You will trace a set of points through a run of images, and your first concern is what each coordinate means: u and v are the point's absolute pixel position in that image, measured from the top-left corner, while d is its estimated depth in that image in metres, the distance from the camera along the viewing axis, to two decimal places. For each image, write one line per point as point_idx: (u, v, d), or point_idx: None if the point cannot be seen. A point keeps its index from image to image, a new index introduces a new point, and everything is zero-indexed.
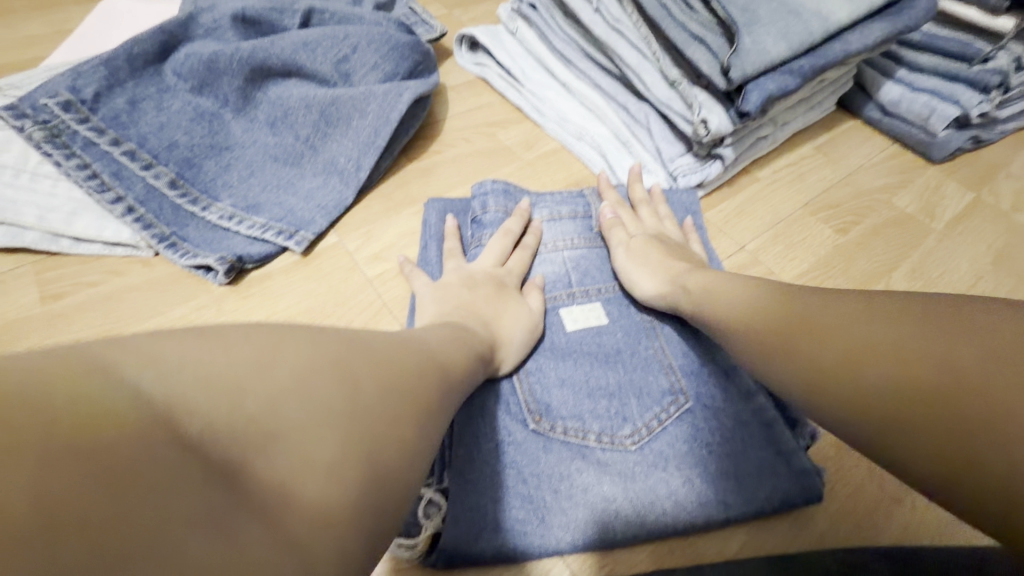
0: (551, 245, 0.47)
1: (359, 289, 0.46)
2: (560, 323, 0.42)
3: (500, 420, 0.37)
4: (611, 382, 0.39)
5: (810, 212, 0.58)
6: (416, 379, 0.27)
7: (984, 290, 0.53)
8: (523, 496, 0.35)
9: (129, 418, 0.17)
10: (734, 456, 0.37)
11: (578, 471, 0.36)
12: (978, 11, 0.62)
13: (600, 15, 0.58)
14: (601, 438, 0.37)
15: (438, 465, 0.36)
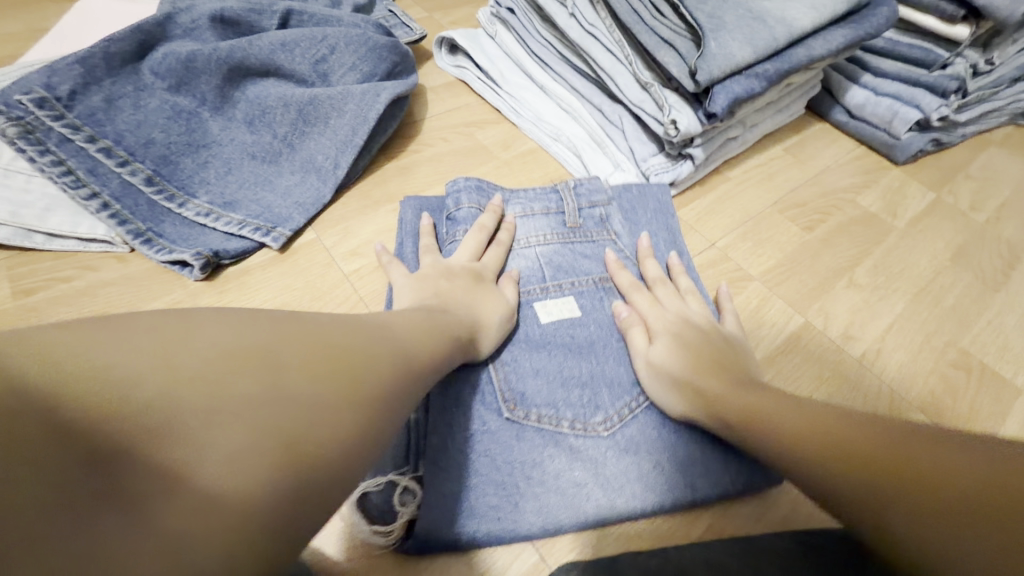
0: (524, 241, 0.48)
1: (335, 284, 0.46)
2: (534, 316, 0.43)
3: (476, 410, 0.38)
4: (583, 373, 0.40)
5: (778, 211, 0.60)
6: (372, 363, 0.28)
7: (942, 284, 0.55)
8: (497, 483, 0.35)
9: (85, 390, 0.19)
10: (701, 441, 0.38)
11: (551, 458, 0.36)
12: (937, 19, 0.63)
13: (575, 20, 0.60)
14: (575, 426, 0.38)
15: (414, 453, 0.37)
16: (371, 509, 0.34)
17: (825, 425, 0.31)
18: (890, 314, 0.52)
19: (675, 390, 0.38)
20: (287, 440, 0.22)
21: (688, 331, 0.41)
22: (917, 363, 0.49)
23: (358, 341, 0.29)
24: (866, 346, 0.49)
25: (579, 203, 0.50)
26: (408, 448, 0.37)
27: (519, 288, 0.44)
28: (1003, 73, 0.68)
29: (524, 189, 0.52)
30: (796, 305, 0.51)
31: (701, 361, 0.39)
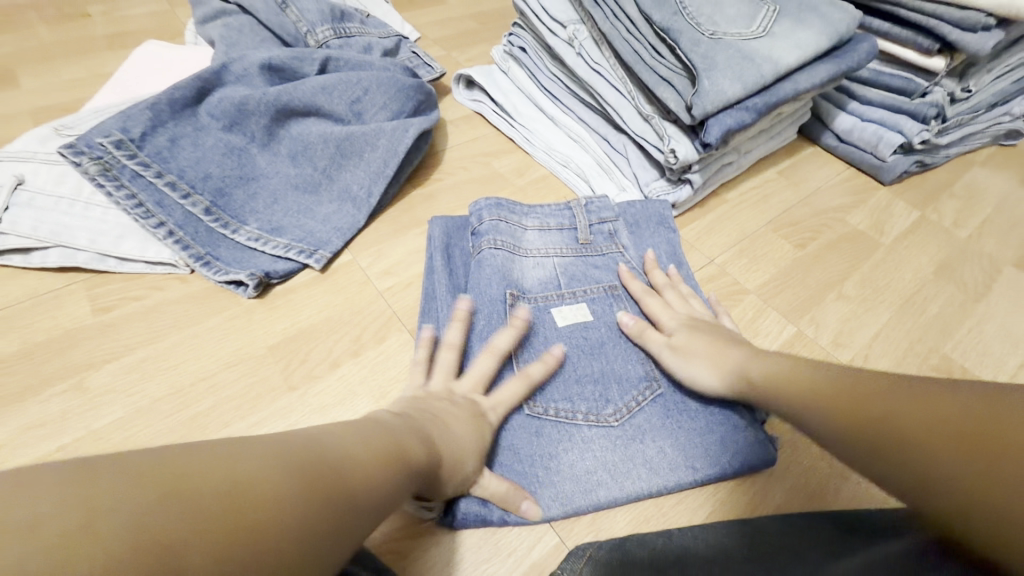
0: (541, 252, 0.52)
1: (371, 300, 0.52)
2: (552, 320, 0.48)
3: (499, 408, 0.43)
4: (592, 369, 0.46)
5: (772, 229, 0.65)
6: (395, 455, 0.31)
7: (926, 295, 0.60)
8: (520, 472, 0.40)
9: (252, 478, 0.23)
10: (699, 428, 0.43)
11: (566, 448, 0.41)
12: (915, 52, 0.68)
13: (582, 59, 0.66)
14: (588, 417, 0.43)
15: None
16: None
17: (843, 381, 0.35)
18: (877, 323, 0.56)
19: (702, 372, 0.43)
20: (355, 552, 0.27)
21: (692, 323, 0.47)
22: (901, 368, 0.53)
23: (356, 433, 0.31)
24: (854, 353, 0.54)
25: (590, 220, 0.55)
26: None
27: (524, 297, 0.49)
28: (979, 99, 0.74)
29: (538, 206, 0.56)
30: (789, 315, 0.56)
31: (719, 347, 0.44)
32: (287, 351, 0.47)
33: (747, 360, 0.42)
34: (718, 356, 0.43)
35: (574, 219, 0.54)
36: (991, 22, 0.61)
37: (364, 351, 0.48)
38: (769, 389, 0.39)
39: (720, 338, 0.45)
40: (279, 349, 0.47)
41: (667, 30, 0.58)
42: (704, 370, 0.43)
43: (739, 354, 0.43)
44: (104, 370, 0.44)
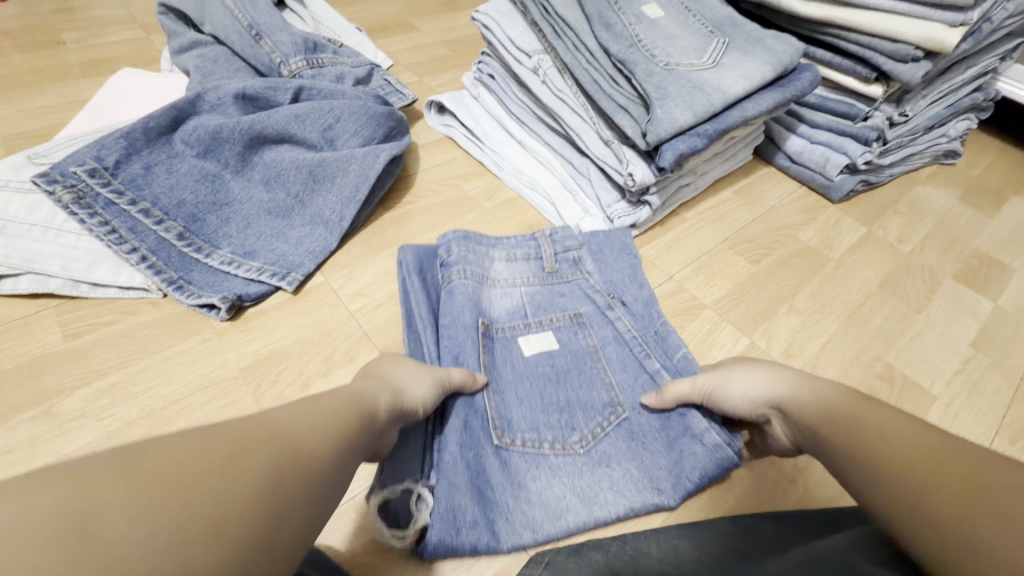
0: (509, 282, 0.55)
1: (343, 321, 0.53)
2: (519, 350, 0.50)
3: (471, 437, 0.44)
4: (559, 396, 0.47)
5: (728, 246, 0.69)
6: (316, 425, 0.30)
7: (871, 307, 0.64)
8: (492, 501, 0.42)
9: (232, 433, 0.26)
10: (661, 448, 0.45)
11: (534, 476, 0.43)
12: (855, 80, 0.72)
13: (547, 86, 0.69)
14: (553, 446, 0.44)
15: (427, 466, 0.42)
16: (386, 517, 0.40)
17: (859, 413, 0.34)
18: (825, 334, 0.60)
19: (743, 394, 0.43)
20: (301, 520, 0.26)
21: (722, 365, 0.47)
22: (847, 377, 0.56)
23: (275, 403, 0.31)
24: (803, 363, 0.57)
25: (554, 248, 0.58)
26: (422, 459, 0.42)
27: (492, 326, 0.51)
28: (917, 122, 0.80)
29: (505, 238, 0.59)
30: (742, 328, 0.59)
31: (752, 371, 0.44)
32: (259, 372, 0.48)
33: (800, 381, 0.40)
34: (766, 377, 0.42)
35: (539, 249, 0.57)
36: (919, 54, 0.65)
37: (334, 371, 0.49)
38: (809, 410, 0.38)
39: (756, 364, 0.45)
40: (251, 370, 0.48)
41: (623, 61, 0.61)
42: (748, 392, 0.42)
43: (783, 373, 0.42)
44: (74, 396, 0.45)
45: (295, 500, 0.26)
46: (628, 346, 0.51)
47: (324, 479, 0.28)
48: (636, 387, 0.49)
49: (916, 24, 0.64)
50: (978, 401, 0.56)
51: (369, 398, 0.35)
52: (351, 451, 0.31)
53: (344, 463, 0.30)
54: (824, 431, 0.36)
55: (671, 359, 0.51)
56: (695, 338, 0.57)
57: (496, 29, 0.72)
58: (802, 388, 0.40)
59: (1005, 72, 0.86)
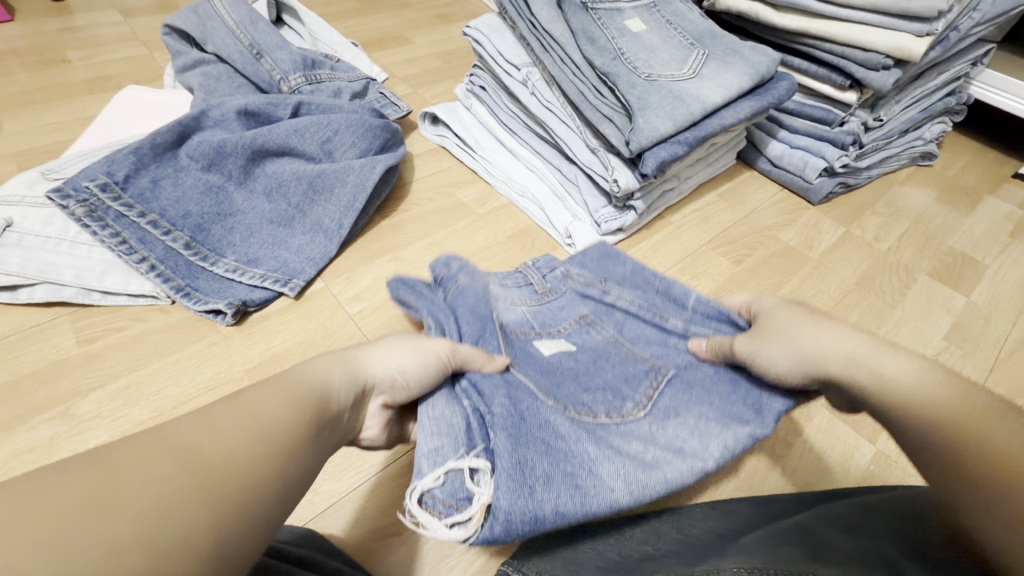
0: (508, 300, 0.52)
1: (343, 324, 0.56)
2: (537, 350, 0.47)
3: (514, 413, 0.39)
4: (597, 377, 0.45)
5: (712, 248, 0.71)
6: (262, 426, 0.28)
7: (847, 304, 0.67)
8: (563, 477, 0.36)
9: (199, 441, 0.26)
10: (718, 405, 0.43)
11: (599, 447, 0.39)
12: (830, 87, 0.75)
13: (535, 97, 0.72)
14: (610, 414, 0.42)
15: (467, 436, 0.37)
16: (441, 504, 0.34)
17: (925, 387, 0.35)
18: None
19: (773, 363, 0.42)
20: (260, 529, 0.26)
21: (763, 322, 0.45)
22: None
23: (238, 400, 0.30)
24: None
25: (541, 272, 0.56)
26: (462, 433, 0.37)
27: (505, 329, 0.48)
28: (892, 126, 0.83)
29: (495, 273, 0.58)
30: None
31: (788, 337, 0.42)
32: (265, 373, 0.51)
33: (851, 349, 0.39)
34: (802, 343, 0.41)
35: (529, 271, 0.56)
36: (889, 62, 0.69)
37: None
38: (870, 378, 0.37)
39: (792, 324, 0.43)
40: (257, 371, 0.51)
41: (607, 73, 0.65)
42: (781, 364, 0.41)
43: (827, 334, 0.40)
44: (89, 397, 0.47)
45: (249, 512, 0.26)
46: (646, 320, 0.50)
47: (279, 486, 0.27)
48: (667, 352, 0.47)
49: (884, 34, 0.67)
50: None
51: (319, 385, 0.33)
52: (307, 446, 0.30)
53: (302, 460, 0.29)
54: (889, 408, 0.35)
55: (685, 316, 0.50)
56: None
57: (487, 43, 0.75)
58: (849, 359, 0.38)
59: (977, 76, 0.90)
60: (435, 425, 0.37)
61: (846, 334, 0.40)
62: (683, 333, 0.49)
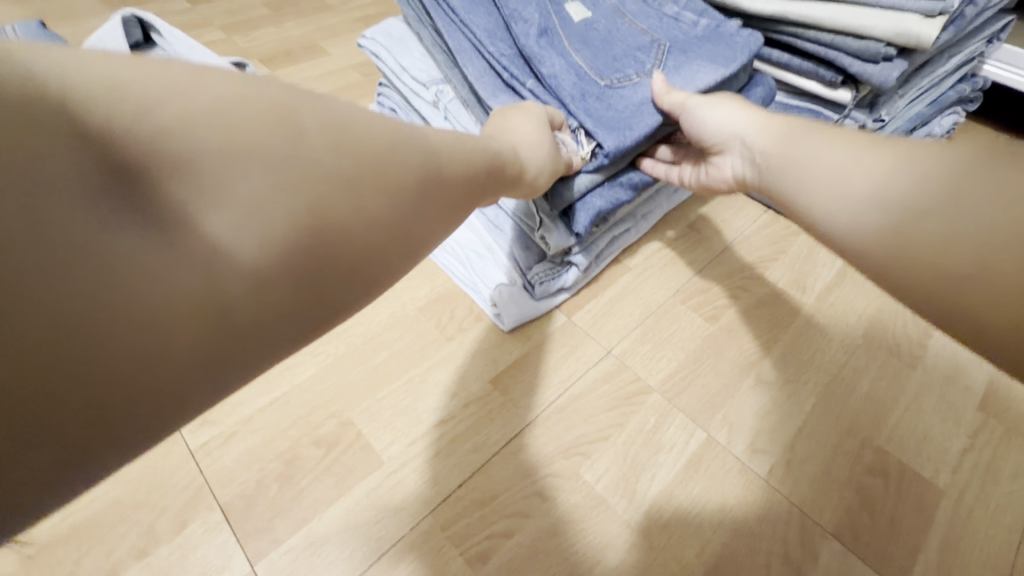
0: (570, 16, 0.55)
1: (177, 468, 0.41)
2: (569, 15, 0.55)
3: (519, 32, 0.51)
4: (622, 27, 0.56)
5: (681, 300, 0.56)
6: (277, 183, 0.23)
7: (855, 368, 0.52)
8: (503, 89, 0.51)
9: (236, 240, 0.21)
10: (708, 31, 0.56)
11: (529, 85, 0.51)
12: (818, 84, 0.60)
13: (450, 122, 0.59)
14: (639, 73, 0.52)
15: (560, 72, 0.50)
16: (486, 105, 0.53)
17: (928, 239, 0.28)
18: (800, 414, 0.48)
19: (726, 117, 0.46)
20: (236, 316, 0.22)
21: (795, 160, 0.39)
22: (831, 475, 0.45)
23: (329, 202, 0.24)
24: (775, 460, 0.45)
25: (602, 23, 0.56)
26: (505, 53, 0.52)
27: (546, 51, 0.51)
28: (894, 125, 0.68)
29: (567, 31, 0.54)
30: (697, 418, 0.47)
31: (819, 146, 0.38)
32: (54, 559, 0.37)
33: (949, 169, 0.28)
34: (839, 184, 0.34)
35: (581, 46, 0.53)
36: (891, 51, 0.53)
37: (154, 550, 0.37)
38: (873, 255, 0.31)
39: (816, 129, 0.40)
40: (39, 560, 0.37)
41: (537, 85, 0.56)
42: (821, 188, 0.36)
43: (885, 170, 0.32)
44: None
45: (320, 257, 0.24)
46: (634, 60, 0.53)
47: (300, 320, 0.24)
48: (665, 25, 0.57)
49: (884, 16, 0.52)
50: (993, 494, 0.44)
51: (406, 168, 0.28)
52: (351, 248, 0.25)
53: (347, 238, 0.25)
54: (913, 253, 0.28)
55: (679, 6, 0.59)
56: (634, 439, 0.45)
57: (387, 58, 0.60)
58: (855, 221, 0.33)
59: (991, 54, 0.74)
60: (492, 43, 0.51)
61: (878, 155, 0.33)
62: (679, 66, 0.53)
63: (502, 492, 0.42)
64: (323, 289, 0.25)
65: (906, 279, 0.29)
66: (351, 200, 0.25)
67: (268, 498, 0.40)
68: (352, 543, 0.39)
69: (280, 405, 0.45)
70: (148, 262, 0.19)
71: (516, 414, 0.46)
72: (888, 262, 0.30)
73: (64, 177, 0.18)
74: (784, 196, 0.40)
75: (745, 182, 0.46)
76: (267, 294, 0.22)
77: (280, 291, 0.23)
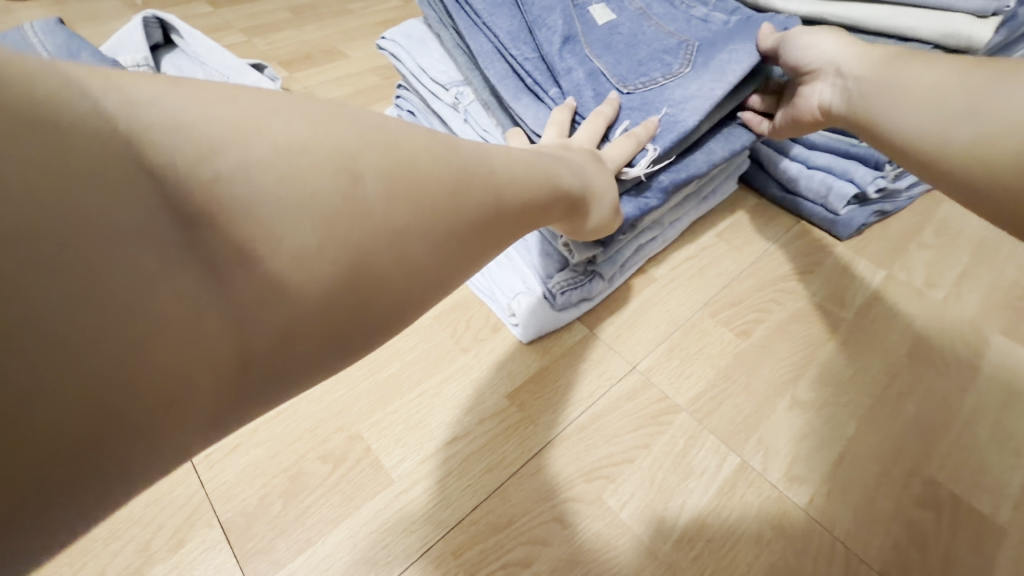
0: (592, 19, 0.53)
1: (176, 481, 0.39)
2: (593, 19, 0.54)
3: (541, 39, 0.50)
4: (648, 29, 0.53)
5: (710, 313, 0.53)
6: (343, 217, 0.22)
7: (900, 390, 0.48)
8: (523, 93, 0.49)
9: (297, 273, 0.21)
10: (740, 24, 0.53)
11: (551, 93, 0.49)
12: None
13: (470, 126, 0.57)
14: (667, 75, 0.50)
15: (584, 79, 0.49)
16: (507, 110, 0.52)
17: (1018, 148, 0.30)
18: (841, 439, 0.45)
19: (828, 45, 0.45)
20: (284, 351, 0.21)
21: (889, 87, 0.39)
22: (877, 507, 0.41)
23: (394, 230, 0.23)
24: (815, 489, 0.42)
25: (626, 24, 0.54)
26: (526, 57, 0.50)
27: (568, 59, 0.49)
28: None
29: (591, 37, 0.52)
30: (729, 441, 0.44)
31: (902, 78, 0.38)
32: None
33: None
34: (934, 101, 0.35)
35: (604, 52, 0.51)
36: (938, 53, 0.50)
37: (148, 569, 0.35)
38: (957, 164, 0.33)
39: (915, 54, 0.40)
40: None
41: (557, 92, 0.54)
42: (908, 117, 0.37)
43: (990, 86, 0.32)
44: None
45: (376, 291, 0.23)
46: (661, 62, 0.51)
47: (346, 351, 0.24)
48: (693, 27, 0.54)
49: (931, 17, 0.49)
50: None
51: (472, 196, 0.27)
52: (407, 278, 0.24)
53: (389, 272, 0.23)
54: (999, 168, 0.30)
55: (708, 6, 0.56)
56: (660, 463, 0.42)
57: (405, 59, 0.59)
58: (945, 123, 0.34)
59: None
60: (512, 46, 0.50)
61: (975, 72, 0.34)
62: (706, 61, 0.50)
63: (519, 516, 0.39)
64: (372, 320, 0.24)
65: (997, 180, 0.30)
66: (418, 226, 0.24)
67: (270, 517, 0.38)
68: (356, 568, 0.36)
69: (286, 416, 0.43)
70: (182, 301, 0.18)
71: (534, 432, 0.44)
72: (967, 163, 0.32)
73: (123, 212, 0.17)
74: (868, 117, 0.41)
75: (832, 113, 0.46)
76: (318, 325, 0.22)
77: (332, 326, 0.22)
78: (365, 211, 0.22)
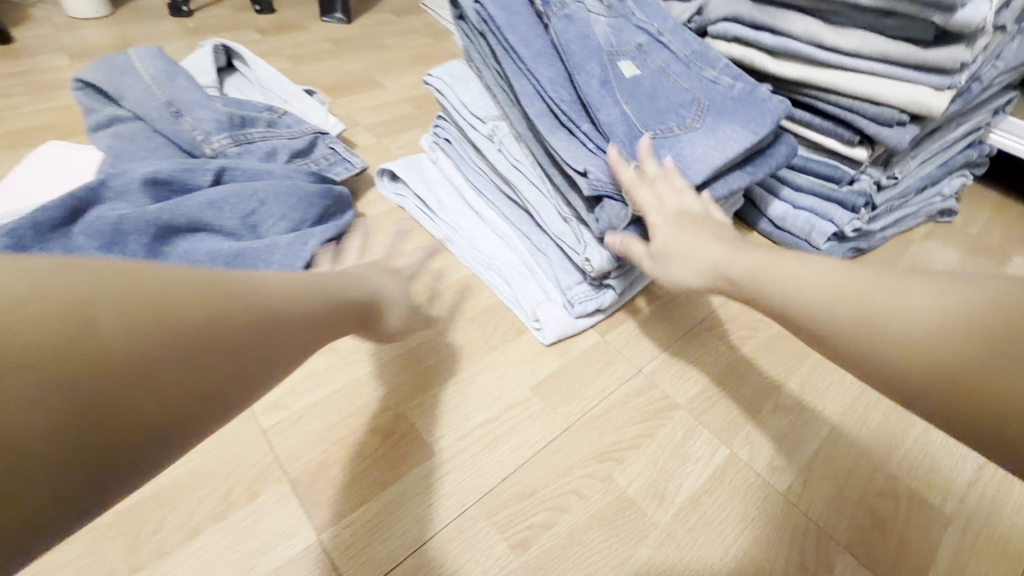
0: (619, 69, 0.62)
1: (249, 443, 0.46)
2: (620, 69, 0.62)
3: (579, 83, 0.58)
4: (666, 84, 0.63)
5: (706, 328, 0.61)
6: (40, 346, 0.22)
7: (868, 401, 0.56)
8: (560, 128, 0.58)
9: (61, 401, 0.21)
10: (744, 94, 0.63)
11: (584, 130, 0.57)
12: (836, 142, 0.66)
13: (503, 154, 0.65)
14: (681, 127, 0.59)
15: (611, 121, 0.57)
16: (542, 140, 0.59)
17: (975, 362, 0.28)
18: (817, 437, 0.52)
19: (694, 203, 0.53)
20: (90, 470, 0.22)
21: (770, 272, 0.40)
22: (845, 494, 0.48)
23: (95, 360, 0.22)
24: (793, 478, 0.49)
25: (648, 77, 0.63)
26: (565, 99, 0.58)
27: (600, 103, 0.57)
28: (908, 185, 0.73)
29: (619, 84, 0.61)
30: (721, 435, 0.51)
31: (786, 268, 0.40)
32: (142, 514, 0.41)
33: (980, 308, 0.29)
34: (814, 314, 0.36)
35: (631, 99, 0.60)
36: (904, 117, 0.59)
37: (230, 513, 0.41)
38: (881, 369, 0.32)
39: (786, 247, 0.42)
40: (129, 515, 0.41)
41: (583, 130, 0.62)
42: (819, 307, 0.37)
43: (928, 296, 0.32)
44: None
45: (129, 407, 0.23)
46: (676, 114, 0.60)
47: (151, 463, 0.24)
48: (705, 86, 0.64)
49: (899, 88, 0.59)
50: (997, 526, 0.47)
51: (215, 318, 0.27)
52: (148, 395, 0.23)
53: (125, 392, 0.23)
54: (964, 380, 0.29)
55: (717, 70, 0.66)
56: (661, 451, 0.49)
57: (450, 94, 0.68)
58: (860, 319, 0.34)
59: (998, 124, 0.80)
60: (553, 89, 0.58)
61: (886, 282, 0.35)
62: (714, 124, 0.59)
63: (542, 487, 0.46)
64: (153, 432, 0.23)
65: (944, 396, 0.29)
66: (118, 359, 0.23)
67: (331, 476, 0.44)
68: (406, 522, 0.42)
69: (342, 394, 0.50)
70: None
71: (554, 419, 0.51)
72: (893, 373, 0.32)
73: None
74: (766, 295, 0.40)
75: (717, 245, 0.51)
76: (94, 443, 0.22)
77: (116, 445, 0.22)
78: (43, 348, 0.22)
